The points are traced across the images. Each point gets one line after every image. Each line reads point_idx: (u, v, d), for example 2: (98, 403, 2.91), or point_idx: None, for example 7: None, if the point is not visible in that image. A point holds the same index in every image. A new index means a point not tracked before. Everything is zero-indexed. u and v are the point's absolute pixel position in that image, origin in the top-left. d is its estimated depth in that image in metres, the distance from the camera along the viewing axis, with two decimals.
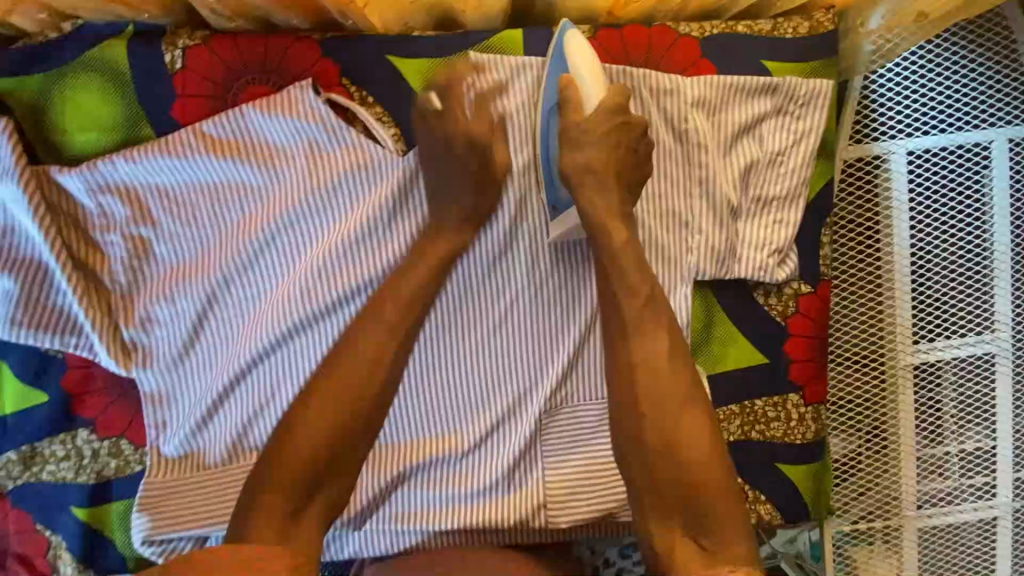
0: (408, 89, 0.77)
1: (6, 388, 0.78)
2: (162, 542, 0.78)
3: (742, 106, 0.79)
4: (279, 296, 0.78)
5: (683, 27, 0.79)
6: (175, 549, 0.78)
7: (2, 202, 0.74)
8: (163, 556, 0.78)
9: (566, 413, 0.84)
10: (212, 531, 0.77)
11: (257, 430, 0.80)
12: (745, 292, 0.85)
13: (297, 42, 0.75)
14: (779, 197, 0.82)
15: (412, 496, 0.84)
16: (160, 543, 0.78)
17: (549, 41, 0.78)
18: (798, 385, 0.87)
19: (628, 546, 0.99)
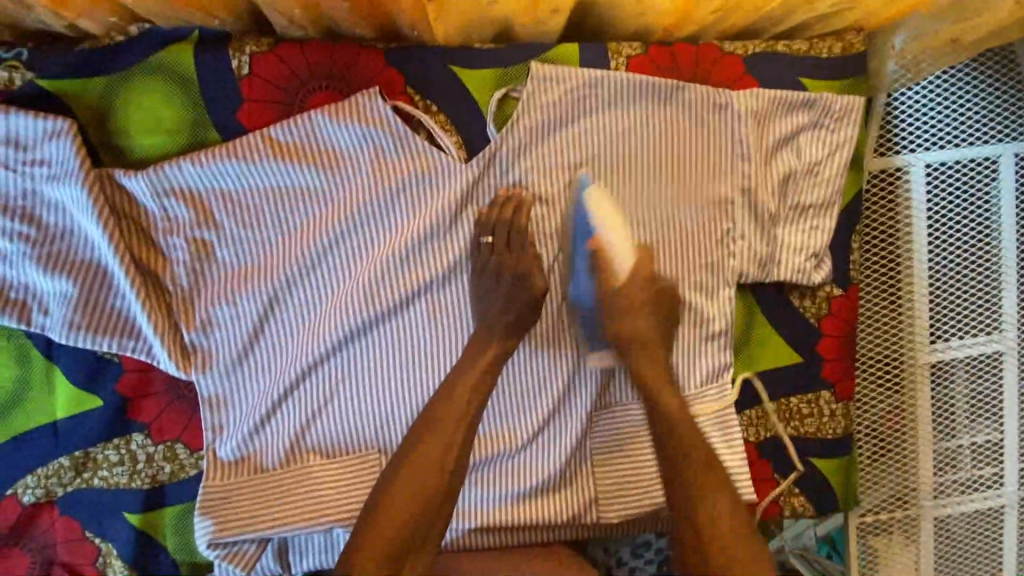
0: (469, 98, 0.80)
1: (58, 393, 0.77)
2: (226, 545, 0.78)
3: (786, 119, 0.85)
4: (341, 299, 0.79)
5: (727, 45, 0.84)
6: (238, 551, 0.78)
7: (62, 203, 0.73)
8: (226, 560, 0.78)
9: (615, 410, 0.87)
10: (276, 533, 0.78)
11: (316, 431, 0.81)
12: (782, 293, 0.90)
13: (363, 50, 0.77)
14: (815, 205, 0.87)
15: (478, 495, 0.85)
16: (224, 546, 0.78)
17: (602, 55, 0.82)
18: (830, 383, 0.92)
19: (640, 546, 1.02)
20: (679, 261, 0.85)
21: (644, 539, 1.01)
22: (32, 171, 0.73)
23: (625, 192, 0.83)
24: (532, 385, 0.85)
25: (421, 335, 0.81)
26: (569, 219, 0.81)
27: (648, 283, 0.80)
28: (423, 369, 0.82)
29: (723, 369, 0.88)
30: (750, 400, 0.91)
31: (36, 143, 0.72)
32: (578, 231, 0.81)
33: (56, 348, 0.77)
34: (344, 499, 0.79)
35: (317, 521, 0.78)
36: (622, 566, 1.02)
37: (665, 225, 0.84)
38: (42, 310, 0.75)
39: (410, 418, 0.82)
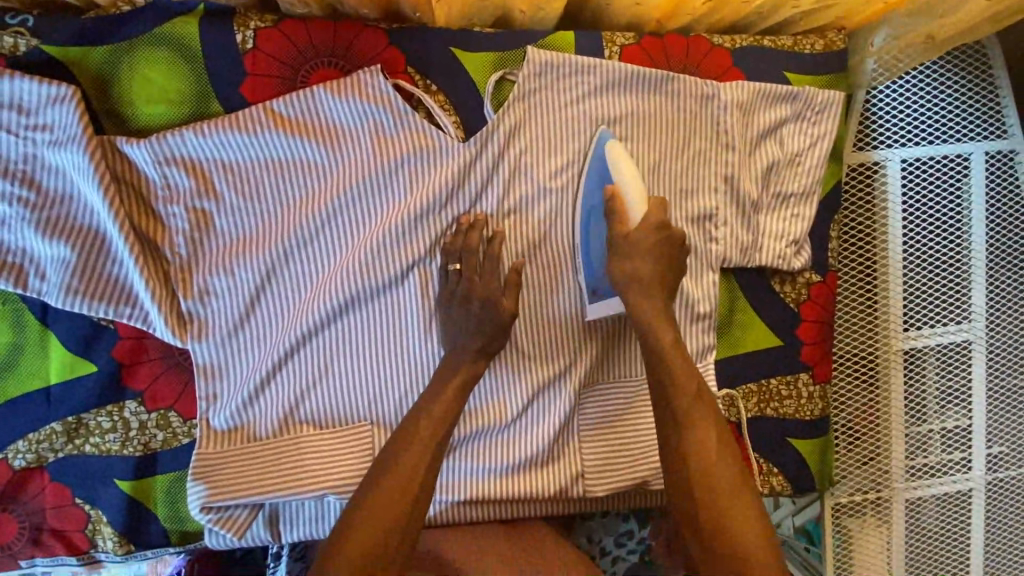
0: (468, 80, 0.82)
1: (51, 357, 0.77)
2: (218, 510, 0.79)
3: (769, 111, 0.88)
4: (337, 272, 0.81)
5: (717, 38, 0.87)
6: (231, 516, 0.79)
7: (63, 169, 0.74)
8: (218, 525, 0.79)
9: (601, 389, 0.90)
10: (269, 500, 0.79)
11: (309, 402, 0.82)
12: (765, 278, 0.93)
13: (365, 30, 0.79)
14: (797, 193, 0.90)
15: (460, 467, 0.87)
16: (216, 511, 0.78)
17: (597, 43, 0.85)
18: (808, 366, 0.95)
19: (623, 535, 1.05)
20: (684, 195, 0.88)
21: (628, 529, 1.04)
22: (34, 136, 0.73)
23: (645, 151, 0.86)
24: (510, 365, 0.87)
25: (415, 311, 0.83)
26: (584, 176, 0.84)
27: (655, 231, 0.76)
28: (417, 344, 0.84)
29: (708, 350, 0.90)
30: (732, 383, 0.94)
31: (39, 108, 0.73)
32: (598, 181, 0.82)
33: (51, 314, 0.77)
34: (335, 470, 0.80)
35: (310, 490, 0.79)
36: (605, 556, 1.04)
37: None
38: (39, 274, 0.75)
39: (403, 392, 0.84)
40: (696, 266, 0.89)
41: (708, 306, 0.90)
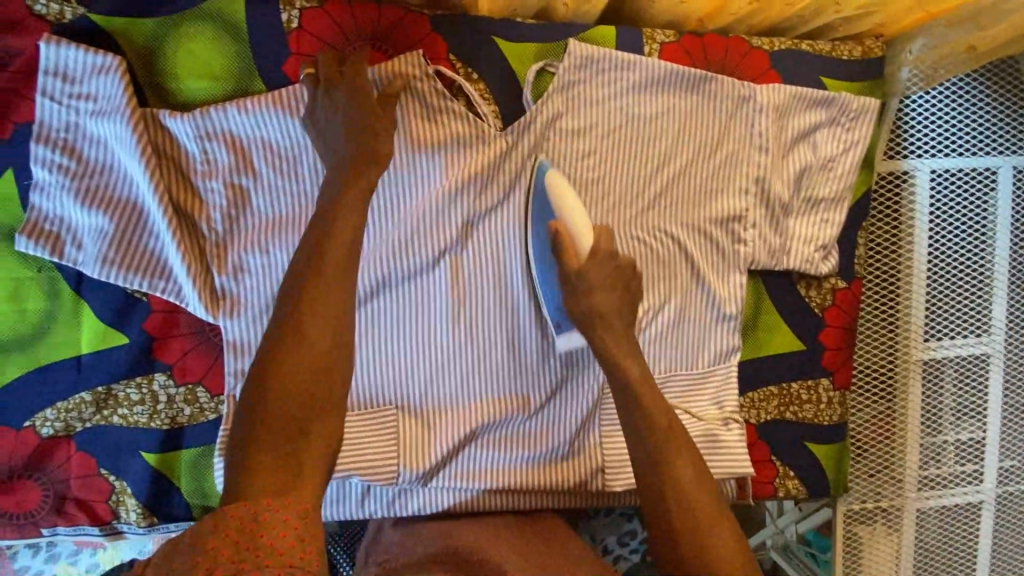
0: (509, 71, 0.83)
1: (84, 328, 0.78)
2: None
3: (801, 116, 0.89)
4: (369, 255, 0.81)
5: (756, 40, 0.87)
6: None
7: (105, 140, 0.75)
8: None
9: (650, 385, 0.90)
10: None
11: None
12: (791, 283, 0.94)
13: (409, 15, 0.80)
14: (827, 199, 0.91)
15: (477, 456, 0.88)
16: None
17: (637, 39, 0.85)
18: (828, 371, 0.96)
19: (625, 535, 1.09)
20: (691, 217, 0.89)
21: (630, 528, 1.09)
22: (77, 105, 0.74)
23: (612, 213, 0.87)
24: (533, 356, 0.88)
25: (443, 297, 0.84)
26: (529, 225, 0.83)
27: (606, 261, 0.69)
28: (443, 330, 0.85)
29: (731, 352, 0.92)
30: (752, 386, 0.95)
31: (84, 78, 0.73)
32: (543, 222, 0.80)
33: (86, 284, 0.77)
34: (364, 451, 0.82)
35: (338, 470, 0.81)
36: (608, 553, 1.08)
37: (680, 214, 0.89)
38: (76, 244, 0.75)
39: (428, 377, 0.86)
40: (723, 268, 0.91)
41: (733, 309, 0.91)
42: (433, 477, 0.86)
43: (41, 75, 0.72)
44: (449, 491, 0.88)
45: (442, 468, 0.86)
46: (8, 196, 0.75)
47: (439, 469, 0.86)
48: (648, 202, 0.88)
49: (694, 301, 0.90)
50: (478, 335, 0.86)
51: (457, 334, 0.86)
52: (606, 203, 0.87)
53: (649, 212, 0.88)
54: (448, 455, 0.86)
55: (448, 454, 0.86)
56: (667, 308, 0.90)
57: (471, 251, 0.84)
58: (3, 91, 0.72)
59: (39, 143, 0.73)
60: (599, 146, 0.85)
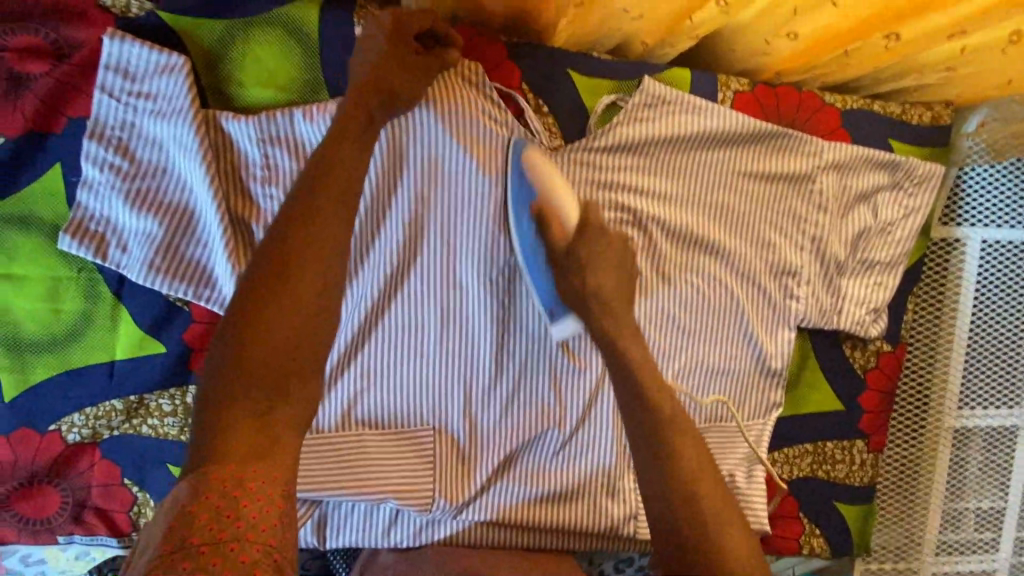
0: (580, 106, 0.80)
1: (119, 333, 0.75)
2: None
3: (864, 177, 0.88)
4: (415, 274, 0.80)
5: (829, 96, 0.86)
6: None
7: (160, 141, 0.72)
8: None
9: None
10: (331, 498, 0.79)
11: (371, 402, 0.82)
12: (837, 343, 0.92)
13: (485, 40, 0.77)
14: (883, 262, 0.90)
15: (508, 489, 0.86)
16: None
17: (711, 85, 0.83)
18: (864, 433, 0.95)
19: (623, 561, 1.02)
20: (747, 269, 0.87)
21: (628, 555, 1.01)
22: (136, 103, 0.71)
23: (670, 259, 0.85)
24: (573, 392, 0.86)
25: (487, 321, 0.82)
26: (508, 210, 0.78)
27: None
28: (484, 353, 0.83)
29: (771, 408, 0.91)
30: (788, 442, 0.94)
31: (147, 77, 0.70)
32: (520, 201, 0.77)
33: (126, 288, 0.74)
34: (397, 480, 0.80)
35: (372, 495, 0.79)
36: None
37: (738, 265, 0.87)
38: (120, 247, 0.72)
39: (464, 404, 0.84)
40: (772, 323, 0.89)
41: (780, 366, 0.90)
42: (463, 510, 0.85)
43: (102, 70, 0.69)
44: (481, 525, 0.86)
45: (473, 500, 0.85)
46: (56, 192, 0.72)
47: (473, 498, 0.85)
48: (704, 250, 0.86)
49: (743, 355, 0.89)
50: (520, 361, 0.84)
51: (496, 362, 0.84)
52: (662, 247, 0.84)
53: (706, 260, 0.86)
54: (479, 488, 0.85)
55: (480, 486, 0.85)
56: (709, 359, 0.88)
57: (520, 280, 0.82)
58: (60, 83, 0.69)
59: (93, 140, 0.70)
60: (663, 189, 0.83)
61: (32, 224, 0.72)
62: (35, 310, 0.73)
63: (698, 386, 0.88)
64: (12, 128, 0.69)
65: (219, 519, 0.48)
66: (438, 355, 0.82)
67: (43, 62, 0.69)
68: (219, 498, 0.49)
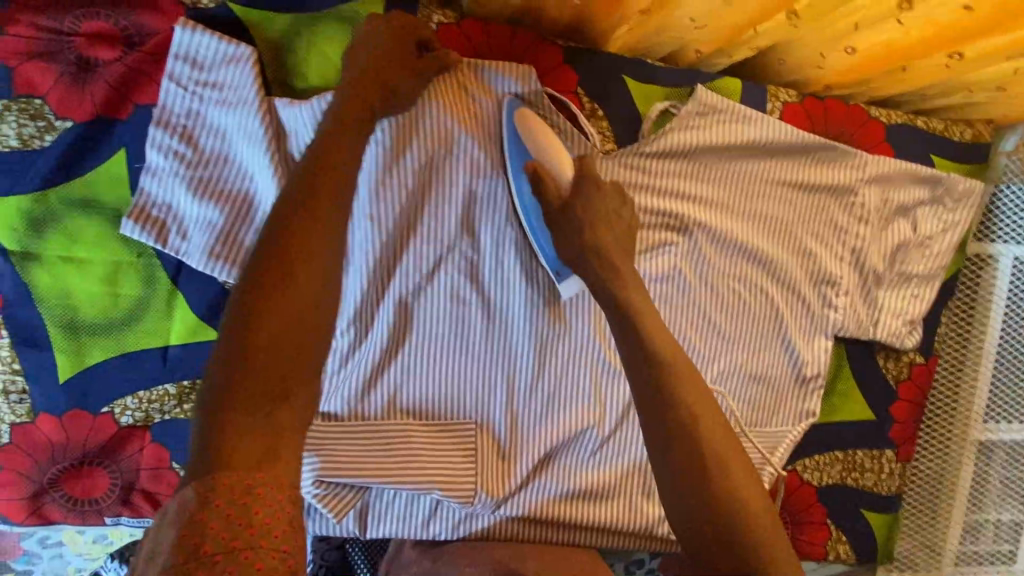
0: (634, 112, 0.82)
1: (175, 319, 0.76)
2: (327, 487, 0.80)
3: (906, 191, 0.89)
4: (464, 270, 0.81)
5: (874, 110, 0.87)
6: (335, 496, 0.80)
7: (224, 131, 0.73)
8: (322, 502, 0.79)
9: None
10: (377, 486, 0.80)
11: (416, 395, 0.83)
12: (871, 353, 0.94)
13: (544, 43, 0.78)
14: (920, 275, 0.91)
15: (545, 486, 0.87)
16: (325, 487, 0.79)
17: (761, 95, 0.84)
18: (893, 443, 0.97)
19: (634, 563, 1.04)
20: (787, 278, 0.88)
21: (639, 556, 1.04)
22: (202, 93, 0.71)
23: (713, 265, 0.86)
24: (611, 390, 0.87)
25: (531, 319, 0.84)
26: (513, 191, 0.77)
27: None
28: (526, 351, 0.84)
29: (804, 415, 0.92)
30: (820, 448, 0.95)
31: (214, 66, 0.71)
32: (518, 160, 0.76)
33: (183, 274, 0.75)
34: (441, 473, 0.81)
35: (417, 485, 0.81)
36: None
37: (779, 273, 0.88)
38: (180, 234, 0.73)
39: (506, 400, 0.85)
40: (810, 331, 0.90)
41: (816, 374, 0.91)
42: (502, 505, 0.86)
43: (171, 59, 0.70)
44: (518, 520, 0.88)
45: (511, 495, 0.86)
46: (119, 177, 0.73)
47: (512, 493, 0.86)
48: (747, 258, 0.87)
49: (779, 361, 0.90)
50: (561, 358, 0.85)
51: (538, 359, 0.85)
52: (707, 254, 0.85)
53: (748, 267, 0.87)
54: (518, 483, 0.86)
55: (519, 482, 0.86)
56: (748, 365, 0.89)
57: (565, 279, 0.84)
58: (129, 69, 0.70)
59: (160, 127, 0.71)
60: (710, 196, 0.84)
61: (97, 207, 0.73)
62: (95, 293, 0.74)
63: (735, 392, 0.90)
64: (82, 112, 0.70)
65: (231, 527, 0.47)
66: (482, 350, 0.84)
67: (113, 48, 0.70)
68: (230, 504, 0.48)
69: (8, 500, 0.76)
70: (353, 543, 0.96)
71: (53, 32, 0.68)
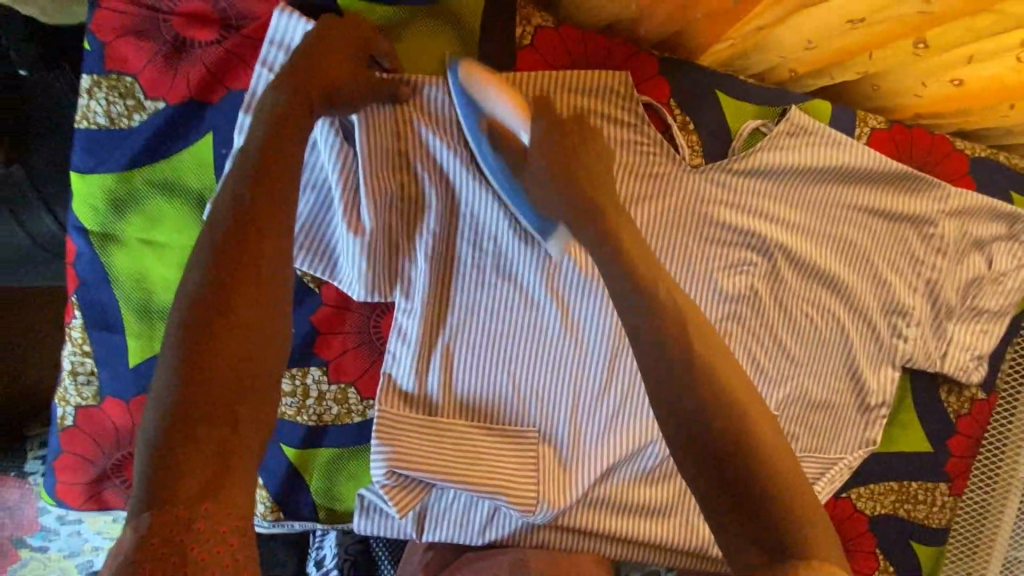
0: (725, 130, 0.81)
1: None
2: (396, 479, 0.77)
3: (984, 225, 0.88)
4: (535, 269, 0.79)
5: (960, 143, 0.87)
6: (402, 490, 0.78)
7: None
8: (388, 493, 0.77)
9: None
10: (443, 484, 0.79)
11: (478, 391, 0.81)
12: (934, 385, 0.94)
13: (640, 53, 0.77)
14: (991, 310, 0.91)
15: (603, 499, 0.86)
16: (394, 478, 0.77)
17: (851, 119, 0.82)
18: (948, 476, 0.96)
19: None
20: (860, 301, 0.87)
21: None
22: None
23: (786, 284, 0.85)
24: None
25: (601, 323, 0.82)
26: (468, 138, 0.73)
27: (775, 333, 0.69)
28: (594, 354, 0.82)
29: (864, 444, 0.91)
30: (874, 478, 0.94)
31: None
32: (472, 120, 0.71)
33: None
34: (505, 476, 0.80)
35: (482, 488, 0.79)
36: None
37: (852, 295, 0.87)
38: None
39: (567, 403, 0.83)
40: (877, 358, 0.89)
41: (880, 401, 0.90)
42: (560, 515, 0.84)
43: (266, 44, 0.67)
44: (577, 532, 0.86)
45: (571, 506, 0.84)
46: (205, 162, 0.71)
47: (573, 505, 0.84)
48: (822, 283, 0.86)
49: (846, 388, 0.89)
50: (626, 365, 0.83)
51: (602, 365, 0.83)
52: (783, 272, 0.84)
53: (821, 287, 0.86)
54: (579, 496, 0.84)
55: (580, 496, 0.84)
56: (814, 388, 0.88)
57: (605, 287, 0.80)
58: (226, 52, 0.68)
59: (249, 114, 0.68)
60: (791, 215, 0.83)
61: (180, 191, 0.71)
62: (172, 278, 0.73)
63: (798, 412, 0.89)
64: (175, 95, 0.69)
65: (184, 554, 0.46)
66: (547, 350, 0.82)
67: (211, 30, 0.68)
68: (212, 506, 0.48)
69: (68, 485, 0.74)
70: (377, 538, 0.95)
71: (150, 10, 0.67)
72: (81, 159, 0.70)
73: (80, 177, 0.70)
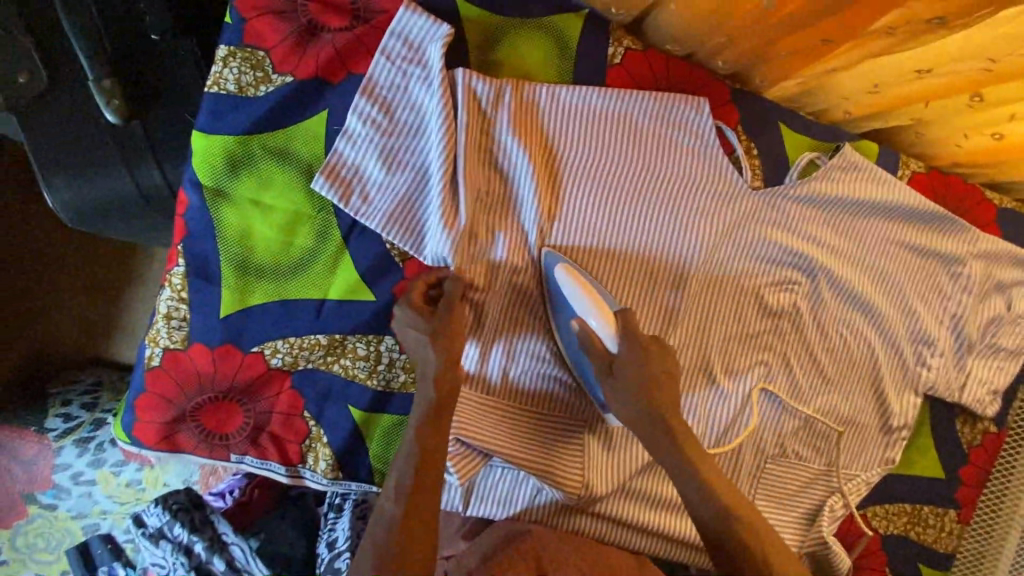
0: (783, 161, 0.88)
1: (337, 274, 0.80)
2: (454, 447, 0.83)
3: (1008, 269, 0.96)
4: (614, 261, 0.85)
5: (989, 193, 0.95)
6: (460, 458, 0.83)
7: (418, 106, 0.77)
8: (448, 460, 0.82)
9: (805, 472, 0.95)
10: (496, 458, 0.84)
11: (534, 379, 0.86)
12: (951, 415, 1.00)
13: (715, 82, 0.85)
14: (1009, 349, 0.98)
15: (640, 492, 0.90)
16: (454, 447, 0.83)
17: (894, 161, 0.91)
18: (958, 504, 1.02)
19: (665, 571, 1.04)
20: (891, 328, 0.94)
21: None
22: (410, 71, 0.76)
23: (825, 306, 0.92)
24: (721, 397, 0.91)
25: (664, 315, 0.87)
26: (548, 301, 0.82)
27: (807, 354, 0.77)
28: None
29: (884, 463, 0.97)
30: (888, 498, 1.01)
31: (424, 45, 0.74)
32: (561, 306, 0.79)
33: (356, 233, 0.80)
34: (553, 461, 0.85)
35: (531, 469, 0.84)
36: None
37: (884, 321, 0.93)
38: (363, 196, 0.77)
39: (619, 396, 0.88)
40: (901, 383, 0.96)
41: (902, 424, 0.96)
42: (599, 503, 0.89)
43: (387, 35, 0.75)
44: (612, 522, 0.91)
45: (610, 495, 0.89)
46: (317, 136, 0.77)
47: (612, 494, 0.89)
48: (858, 308, 0.93)
49: (870, 408, 0.96)
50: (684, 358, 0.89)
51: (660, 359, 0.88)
52: (824, 293, 0.91)
53: (857, 312, 0.93)
54: (618, 487, 0.89)
55: (620, 485, 0.89)
56: (842, 406, 0.94)
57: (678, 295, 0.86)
58: (354, 39, 0.76)
59: (364, 95, 0.75)
60: (834, 241, 0.90)
61: (290, 159, 0.77)
62: (273, 238, 0.79)
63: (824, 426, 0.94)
64: (301, 71, 0.76)
65: None
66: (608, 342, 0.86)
67: (343, 18, 0.76)
68: None
69: (146, 423, 0.80)
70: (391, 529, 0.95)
71: None
72: (206, 120, 0.76)
73: (201, 136, 0.76)
